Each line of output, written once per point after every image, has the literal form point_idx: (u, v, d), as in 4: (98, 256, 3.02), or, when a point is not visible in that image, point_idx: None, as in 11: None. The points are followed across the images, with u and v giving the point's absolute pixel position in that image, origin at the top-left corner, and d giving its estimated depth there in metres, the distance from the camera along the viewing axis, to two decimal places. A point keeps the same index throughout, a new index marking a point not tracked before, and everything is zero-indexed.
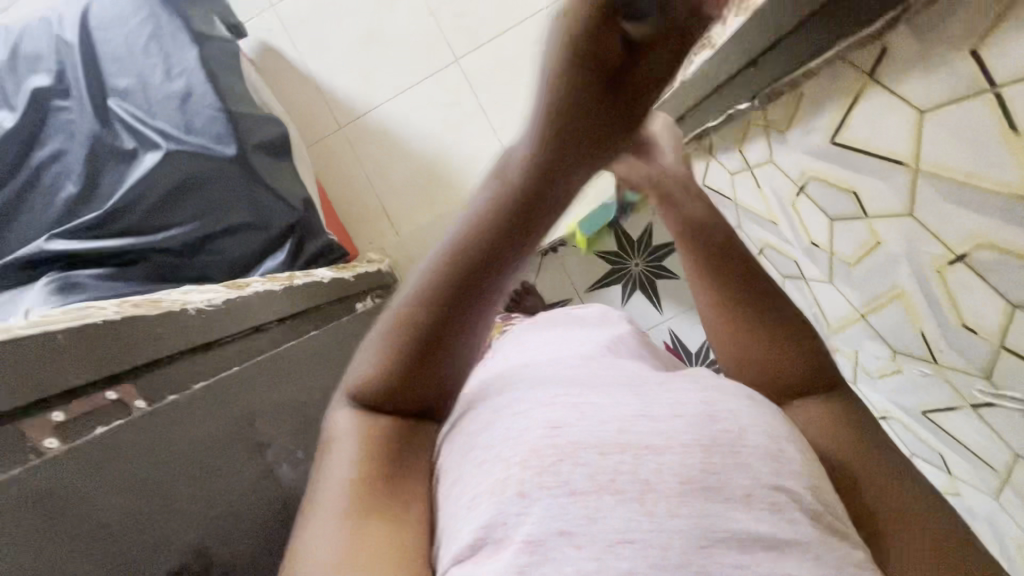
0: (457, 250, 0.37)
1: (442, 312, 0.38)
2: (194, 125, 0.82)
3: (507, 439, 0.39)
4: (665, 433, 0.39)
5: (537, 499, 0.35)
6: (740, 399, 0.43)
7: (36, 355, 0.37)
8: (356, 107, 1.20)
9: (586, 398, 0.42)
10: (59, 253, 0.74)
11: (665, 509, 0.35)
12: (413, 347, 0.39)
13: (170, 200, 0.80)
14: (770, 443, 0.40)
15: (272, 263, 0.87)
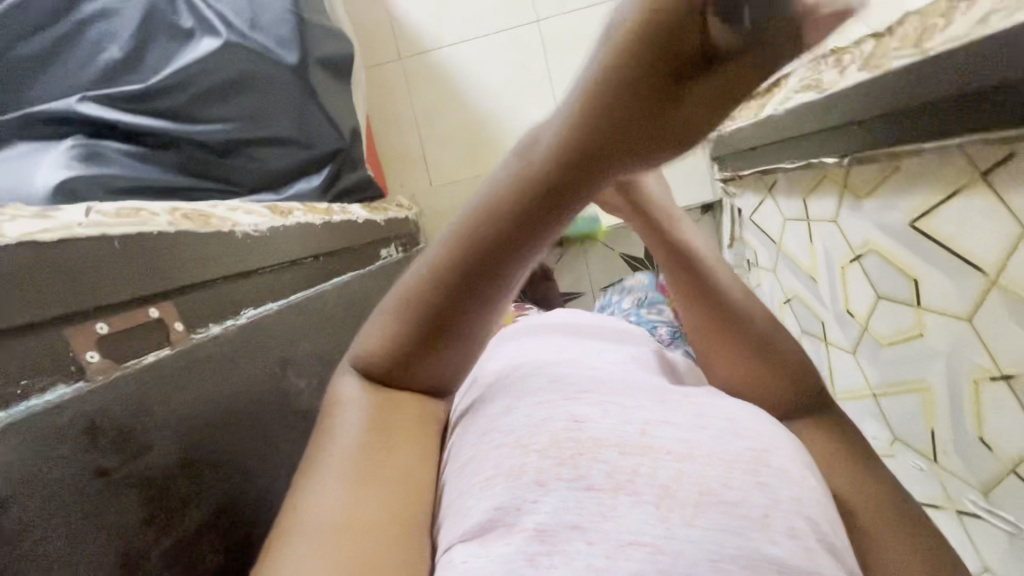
0: (479, 230, 0.32)
1: (445, 298, 0.33)
2: (259, 20, 0.79)
3: (528, 424, 0.35)
4: (691, 442, 0.34)
5: (555, 490, 0.31)
6: (762, 419, 0.38)
7: (92, 260, 0.36)
8: (422, 43, 1.15)
9: (610, 396, 0.37)
10: (88, 117, 0.70)
11: (681, 517, 0.30)
12: (408, 327, 0.34)
13: (217, 93, 0.76)
14: (805, 474, 0.35)
15: (305, 186, 0.83)
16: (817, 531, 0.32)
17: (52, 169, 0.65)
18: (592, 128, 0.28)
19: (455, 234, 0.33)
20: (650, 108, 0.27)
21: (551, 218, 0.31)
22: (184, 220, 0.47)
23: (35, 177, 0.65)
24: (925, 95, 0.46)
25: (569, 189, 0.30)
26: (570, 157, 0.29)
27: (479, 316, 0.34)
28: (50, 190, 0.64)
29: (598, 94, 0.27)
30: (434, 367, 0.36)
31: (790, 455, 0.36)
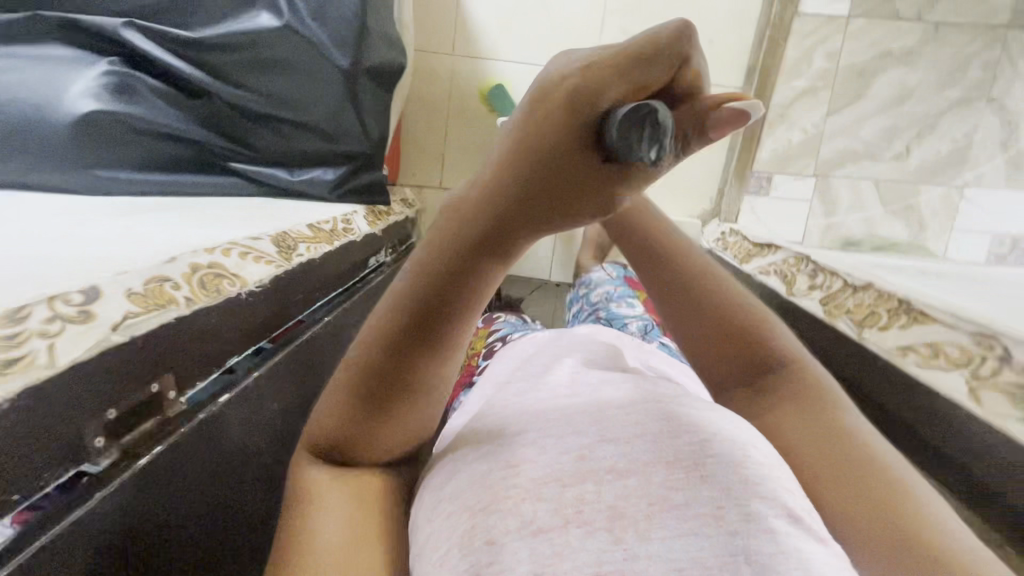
0: (414, 295, 0.35)
1: (386, 358, 0.36)
2: (325, 11, 0.77)
3: (479, 482, 0.33)
4: (635, 454, 0.31)
5: (508, 547, 0.28)
6: (706, 407, 0.34)
7: (118, 367, 0.34)
8: (479, 48, 1.08)
9: (554, 430, 0.34)
10: (127, 44, 0.72)
11: (635, 535, 0.27)
12: (355, 396, 0.37)
13: (259, 66, 0.76)
14: (749, 449, 0.31)
15: (317, 176, 0.84)
16: (778, 502, 0.28)
17: (79, 94, 0.68)
18: (504, 195, 0.33)
19: (392, 300, 0.36)
20: (577, 176, 0.32)
21: (479, 265, 0.34)
22: (200, 291, 0.43)
23: (63, 95, 0.67)
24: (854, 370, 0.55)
25: (498, 244, 0.34)
26: (495, 211, 0.33)
27: (427, 370, 0.37)
28: (75, 117, 0.67)
29: (516, 159, 0.32)
30: (383, 431, 0.38)
31: (739, 435, 0.32)
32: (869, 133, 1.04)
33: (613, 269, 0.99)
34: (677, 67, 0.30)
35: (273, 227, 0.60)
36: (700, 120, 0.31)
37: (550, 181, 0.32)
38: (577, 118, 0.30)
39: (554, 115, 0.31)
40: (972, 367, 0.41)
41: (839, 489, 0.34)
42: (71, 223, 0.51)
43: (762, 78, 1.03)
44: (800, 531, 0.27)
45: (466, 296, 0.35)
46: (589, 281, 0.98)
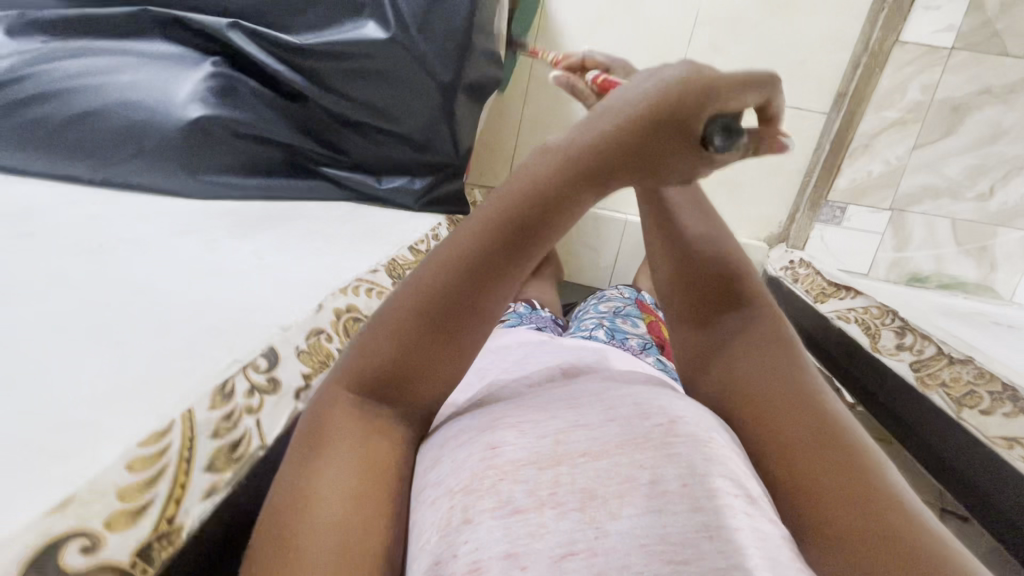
0: (511, 211, 0.36)
1: (470, 281, 0.35)
2: (429, 25, 0.75)
3: (456, 468, 0.32)
4: (604, 439, 0.31)
5: (482, 526, 0.27)
6: (672, 398, 0.35)
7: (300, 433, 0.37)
8: (561, 53, 1.06)
9: (530, 415, 0.34)
10: (232, 46, 0.72)
11: (607, 513, 0.27)
12: (425, 322, 0.35)
13: (359, 75, 0.75)
14: (711, 431, 0.32)
15: (404, 184, 0.83)
16: (737, 484, 0.29)
17: (188, 98, 0.69)
18: (620, 134, 0.35)
19: (482, 222, 0.36)
20: (670, 144, 0.35)
21: (581, 193, 0.36)
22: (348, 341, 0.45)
23: (173, 99, 0.68)
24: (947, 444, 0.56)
25: (602, 178, 0.36)
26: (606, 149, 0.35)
27: (502, 294, 0.37)
28: (186, 123, 0.68)
29: (642, 106, 0.34)
30: (439, 367, 0.36)
31: (698, 418, 0.33)
32: (954, 169, 1.02)
33: (626, 290, 0.97)
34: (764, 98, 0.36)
35: (382, 255, 0.61)
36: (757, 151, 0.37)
37: (665, 131, 0.34)
38: (698, 92, 0.34)
39: (684, 83, 0.34)
40: None
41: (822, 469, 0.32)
42: (208, 248, 0.53)
43: (851, 105, 1.00)
44: (755, 512, 0.28)
45: (559, 219, 0.36)
46: (604, 296, 0.96)
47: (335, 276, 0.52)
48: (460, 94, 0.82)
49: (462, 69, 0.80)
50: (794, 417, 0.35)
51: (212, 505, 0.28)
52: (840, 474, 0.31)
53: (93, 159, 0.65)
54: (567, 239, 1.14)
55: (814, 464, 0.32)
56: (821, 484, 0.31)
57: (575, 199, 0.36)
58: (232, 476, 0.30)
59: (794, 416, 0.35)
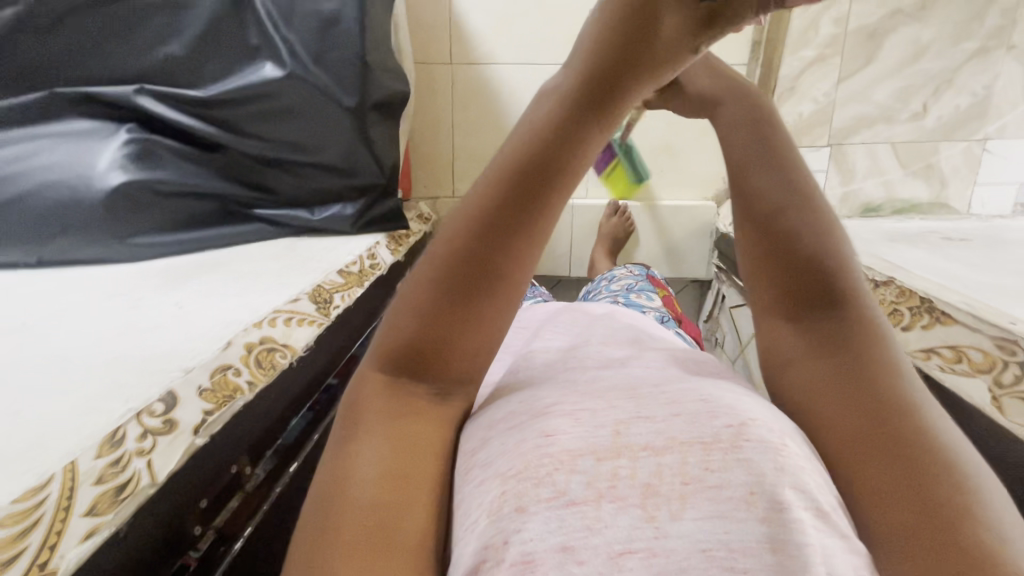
0: (508, 162, 0.37)
1: (484, 236, 0.36)
2: (325, 55, 0.78)
3: (506, 451, 0.32)
4: (669, 432, 0.31)
5: (537, 517, 0.28)
6: (738, 396, 0.34)
7: (205, 460, 0.39)
8: (477, 56, 1.07)
9: (584, 402, 0.34)
10: (142, 109, 0.73)
11: (668, 513, 0.28)
12: (447, 281, 0.36)
13: (272, 115, 0.78)
14: (785, 437, 0.30)
15: (339, 212, 0.85)
16: (807, 496, 0.28)
17: (108, 167, 0.70)
18: (609, 48, 0.37)
19: (488, 180, 0.37)
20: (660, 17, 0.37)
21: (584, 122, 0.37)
22: (259, 371, 0.47)
23: (94, 170, 0.70)
24: None
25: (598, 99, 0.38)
26: (594, 69, 0.37)
27: (512, 259, 0.36)
28: (107, 191, 0.69)
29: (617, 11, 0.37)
30: (460, 336, 0.36)
31: (773, 423, 0.31)
32: (884, 95, 1.02)
33: (633, 265, 0.99)
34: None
35: (308, 283, 0.63)
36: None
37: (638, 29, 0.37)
38: None
39: None
40: (994, 373, 0.43)
41: (881, 467, 0.29)
42: (131, 306, 0.55)
43: (767, 51, 1.00)
44: (826, 527, 0.27)
45: (566, 158, 0.37)
46: (612, 276, 0.97)
47: (251, 313, 0.53)
48: (369, 114, 0.84)
49: (365, 91, 0.82)
50: (848, 395, 0.33)
51: (95, 545, 0.30)
52: (903, 463, 0.29)
53: (28, 242, 0.67)
54: None
55: (876, 439, 0.30)
56: (885, 481, 0.29)
57: (579, 123, 0.37)
58: (116, 516, 0.31)
59: (858, 396, 0.33)
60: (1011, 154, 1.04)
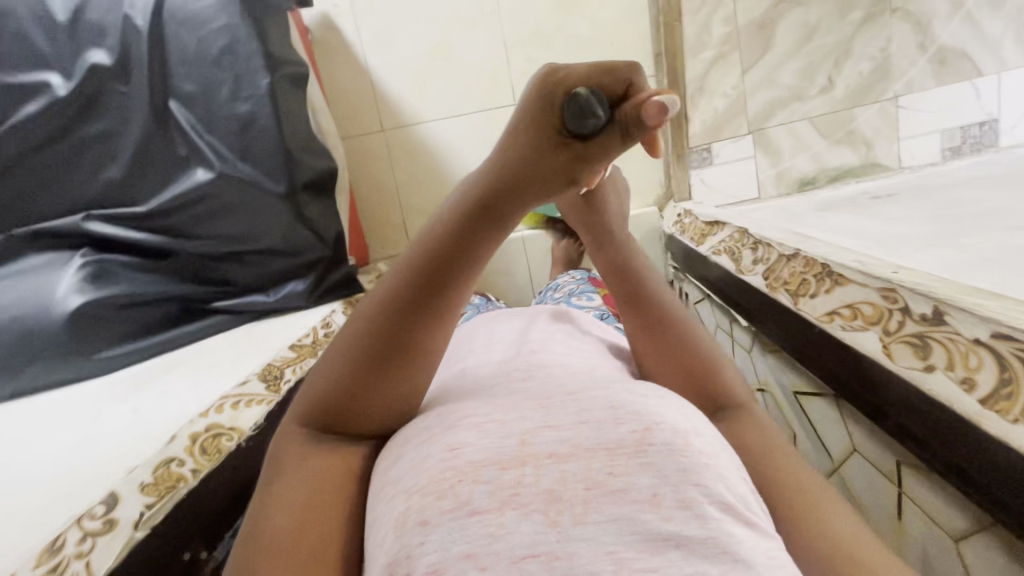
0: (427, 253, 0.39)
1: (397, 320, 0.38)
2: (250, 150, 0.84)
3: (413, 467, 0.32)
4: (574, 439, 0.31)
5: (441, 528, 0.27)
6: (655, 395, 0.35)
7: (152, 553, 0.40)
8: (404, 118, 1.14)
9: (495, 414, 0.34)
10: (94, 235, 0.78)
11: (571, 517, 0.28)
12: (364, 354, 0.38)
13: (212, 215, 0.83)
14: (687, 436, 0.32)
15: (293, 290, 0.90)
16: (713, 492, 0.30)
17: (67, 292, 0.73)
18: (516, 158, 0.38)
19: (408, 263, 0.39)
20: (550, 151, 0.38)
21: (483, 234, 0.39)
22: (204, 457, 0.49)
23: (53, 297, 0.73)
24: (795, 343, 0.60)
25: (499, 210, 0.39)
26: (502, 174, 0.39)
27: (426, 339, 0.39)
28: (68, 315, 0.72)
29: (524, 125, 0.38)
30: (381, 398, 0.39)
31: (680, 424, 0.33)
32: (789, 76, 1.07)
33: (576, 272, 1.02)
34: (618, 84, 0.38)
35: (258, 366, 0.67)
36: (636, 119, 0.37)
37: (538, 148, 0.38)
38: (543, 118, 0.38)
39: (541, 108, 0.38)
40: (882, 324, 0.45)
41: (794, 486, 0.37)
42: (91, 418, 0.58)
43: (669, 61, 1.06)
44: (728, 517, 0.29)
45: (472, 258, 0.39)
46: (556, 285, 1.01)
47: (202, 405, 0.57)
48: (301, 195, 0.90)
49: (294, 174, 0.88)
50: (748, 440, 0.41)
51: None
52: (802, 494, 0.37)
53: None
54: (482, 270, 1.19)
55: (788, 471, 0.39)
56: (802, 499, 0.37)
57: (481, 231, 0.39)
58: None
59: (756, 438, 0.41)
60: (926, 105, 1.07)
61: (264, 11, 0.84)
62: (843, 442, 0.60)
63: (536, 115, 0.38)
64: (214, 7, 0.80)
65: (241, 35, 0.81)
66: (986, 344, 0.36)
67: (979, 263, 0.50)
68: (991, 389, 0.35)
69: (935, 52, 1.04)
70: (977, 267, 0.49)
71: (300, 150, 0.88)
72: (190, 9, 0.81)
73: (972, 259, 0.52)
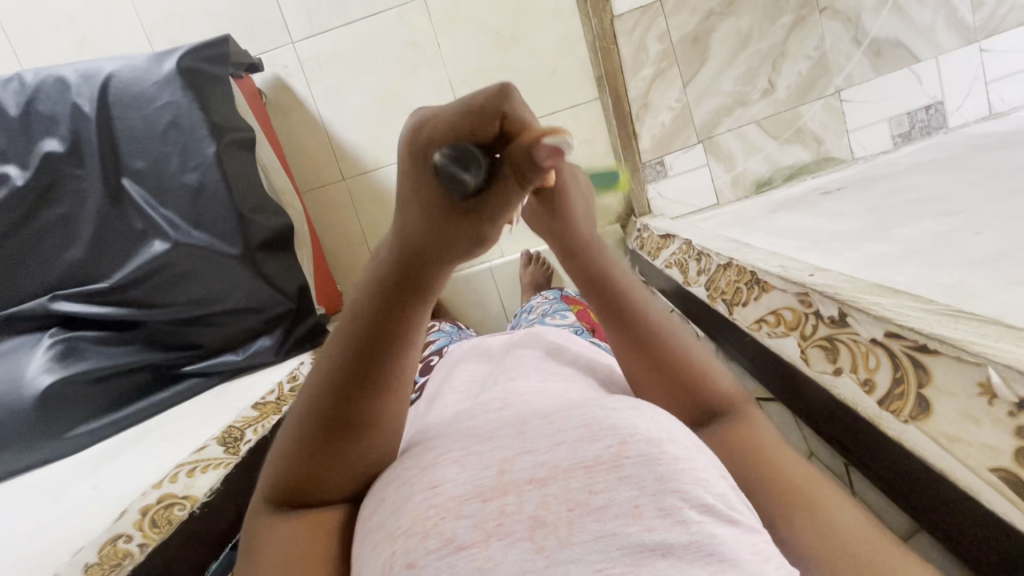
0: (350, 336, 0.36)
1: (332, 396, 0.36)
2: (202, 219, 0.86)
3: (396, 509, 0.30)
4: (553, 461, 0.29)
5: (428, 570, 0.26)
6: (625, 407, 0.31)
7: None
8: (363, 165, 1.17)
9: (473, 448, 0.32)
10: (61, 314, 0.80)
11: (556, 540, 0.26)
12: (307, 433, 0.37)
13: (174, 282, 0.85)
14: (663, 442, 0.28)
15: (261, 346, 0.91)
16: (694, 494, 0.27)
17: (36, 372, 0.74)
18: (415, 235, 0.34)
19: (335, 347, 0.37)
20: (441, 222, 0.33)
21: (411, 305, 0.36)
22: (153, 530, 0.49)
23: (23, 379, 0.73)
24: (740, 351, 0.60)
25: (417, 282, 0.35)
26: (407, 253, 0.34)
27: (367, 414, 0.37)
28: (36, 395, 0.72)
29: (412, 201, 0.33)
30: (337, 467, 0.37)
31: (653, 431, 0.29)
32: (730, 84, 1.09)
33: (549, 291, 1.03)
34: (489, 121, 0.30)
35: (218, 429, 0.68)
36: (527, 160, 0.30)
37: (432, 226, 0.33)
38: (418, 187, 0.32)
39: (418, 177, 0.32)
40: (800, 329, 0.46)
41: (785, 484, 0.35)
42: (55, 501, 0.59)
43: (611, 83, 1.09)
44: (712, 519, 0.26)
45: (394, 329, 0.36)
46: (529, 307, 1.02)
47: (158, 477, 0.57)
48: (257, 255, 0.92)
49: (249, 236, 0.90)
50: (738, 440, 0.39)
51: None
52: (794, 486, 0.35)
53: None
54: (458, 300, 1.19)
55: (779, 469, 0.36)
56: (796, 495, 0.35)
57: (401, 304, 0.36)
58: None
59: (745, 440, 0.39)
60: (868, 96, 1.08)
61: (207, 84, 0.88)
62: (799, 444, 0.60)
63: (416, 189, 0.32)
64: (157, 86, 0.84)
65: (185, 109, 0.85)
66: (881, 344, 0.37)
67: (904, 254, 0.51)
68: (886, 390, 0.36)
69: (869, 44, 1.05)
70: (898, 260, 0.50)
71: (252, 211, 0.90)
72: (135, 91, 0.84)
73: (900, 251, 0.52)
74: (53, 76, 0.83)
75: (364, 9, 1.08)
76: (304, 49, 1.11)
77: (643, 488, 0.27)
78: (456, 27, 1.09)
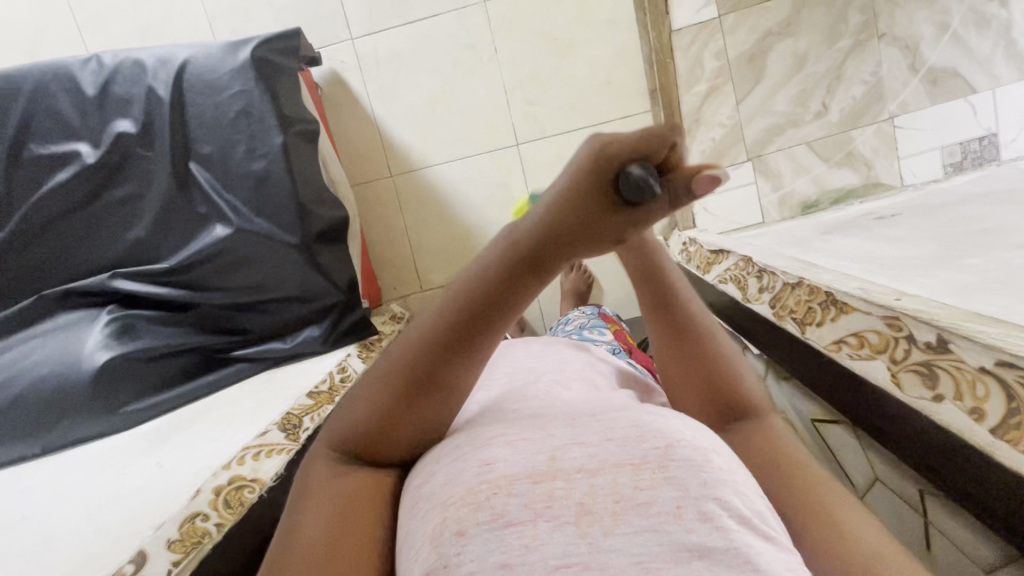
0: (463, 301, 0.35)
1: (429, 359, 0.36)
2: (266, 206, 0.88)
3: (446, 480, 0.30)
4: (602, 455, 0.29)
5: (476, 539, 0.26)
6: (671, 417, 0.32)
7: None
8: (411, 162, 1.18)
9: (521, 433, 0.32)
10: (120, 292, 0.81)
11: (600, 529, 0.26)
12: (390, 388, 0.37)
13: (231, 267, 0.86)
14: (705, 452, 0.29)
15: (308, 335, 0.92)
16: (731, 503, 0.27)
17: (94, 348, 0.75)
18: (566, 217, 0.33)
19: (442, 307, 0.36)
20: (593, 213, 0.33)
21: (526, 282, 0.35)
22: (227, 511, 0.50)
23: (81, 354, 0.74)
24: (807, 370, 0.60)
25: (541, 262, 0.35)
26: (552, 232, 0.33)
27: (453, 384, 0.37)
28: (95, 371, 0.73)
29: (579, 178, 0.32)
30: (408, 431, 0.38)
31: (697, 439, 0.30)
32: (783, 104, 1.09)
33: (587, 306, 1.04)
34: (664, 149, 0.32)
35: (274, 418, 0.67)
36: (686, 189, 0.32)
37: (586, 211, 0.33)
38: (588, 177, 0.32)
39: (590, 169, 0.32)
40: (890, 352, 0.46)
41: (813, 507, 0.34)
42: (115, 476, 0.60)
43: (664, 95, 1.10)
44: (751, 531, 0.26)
45: (507, 305, 0.36)
46: (568, 319, 1.03)
47: (223, 458, 0.58)
48: (315, 245, 0.93)
49: (308, 227, 0.91)
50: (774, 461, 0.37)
51: None
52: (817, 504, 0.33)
53: (30, 436, 0.71)
54: None
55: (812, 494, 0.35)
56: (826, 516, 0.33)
57: (522, 282, 0.35)
58: None
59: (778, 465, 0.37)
60: (921, 125, 1.08)
61: (277, 75, 0.89)
62: (865, 471, 0.59)
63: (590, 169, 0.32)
64: (230, 75, 0.86)
65: (255, 98, 0.87)
66: (992, 372, 0.37)
67: (982, 284, 0.51)
68: (1001, 418, 0.36)
69: (926, 73, 1.05)
70: (979, 290, 0.49)
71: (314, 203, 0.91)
72: (211, 78, 0.86)
73: (981, 281, 0.52)
74: (131, 59, 0.85)
75: (426, 10, 1.10)
76: (364, 46, 1.13)
77: (682, 488, 0.27)
78: (514, 33, 1.11)
